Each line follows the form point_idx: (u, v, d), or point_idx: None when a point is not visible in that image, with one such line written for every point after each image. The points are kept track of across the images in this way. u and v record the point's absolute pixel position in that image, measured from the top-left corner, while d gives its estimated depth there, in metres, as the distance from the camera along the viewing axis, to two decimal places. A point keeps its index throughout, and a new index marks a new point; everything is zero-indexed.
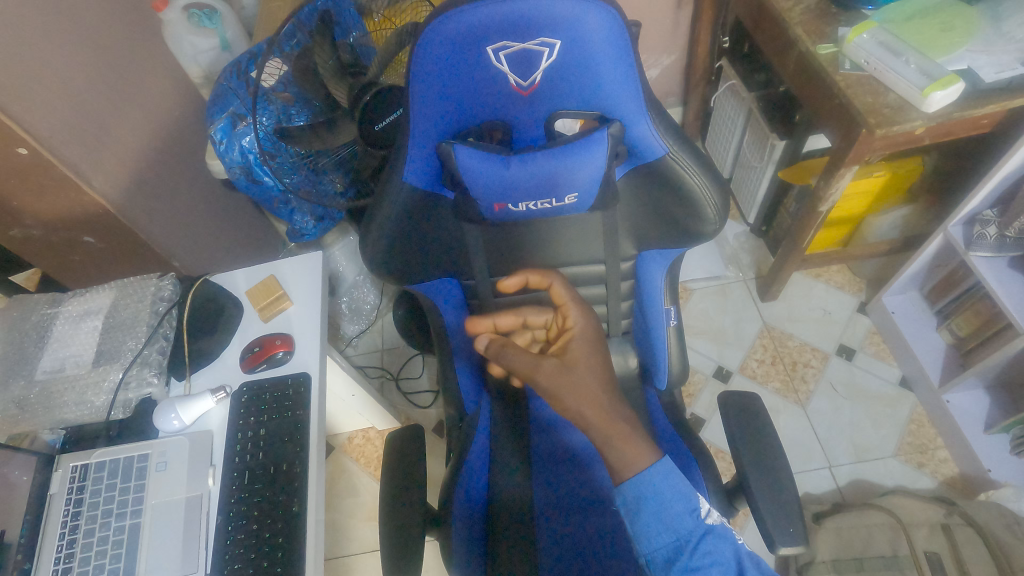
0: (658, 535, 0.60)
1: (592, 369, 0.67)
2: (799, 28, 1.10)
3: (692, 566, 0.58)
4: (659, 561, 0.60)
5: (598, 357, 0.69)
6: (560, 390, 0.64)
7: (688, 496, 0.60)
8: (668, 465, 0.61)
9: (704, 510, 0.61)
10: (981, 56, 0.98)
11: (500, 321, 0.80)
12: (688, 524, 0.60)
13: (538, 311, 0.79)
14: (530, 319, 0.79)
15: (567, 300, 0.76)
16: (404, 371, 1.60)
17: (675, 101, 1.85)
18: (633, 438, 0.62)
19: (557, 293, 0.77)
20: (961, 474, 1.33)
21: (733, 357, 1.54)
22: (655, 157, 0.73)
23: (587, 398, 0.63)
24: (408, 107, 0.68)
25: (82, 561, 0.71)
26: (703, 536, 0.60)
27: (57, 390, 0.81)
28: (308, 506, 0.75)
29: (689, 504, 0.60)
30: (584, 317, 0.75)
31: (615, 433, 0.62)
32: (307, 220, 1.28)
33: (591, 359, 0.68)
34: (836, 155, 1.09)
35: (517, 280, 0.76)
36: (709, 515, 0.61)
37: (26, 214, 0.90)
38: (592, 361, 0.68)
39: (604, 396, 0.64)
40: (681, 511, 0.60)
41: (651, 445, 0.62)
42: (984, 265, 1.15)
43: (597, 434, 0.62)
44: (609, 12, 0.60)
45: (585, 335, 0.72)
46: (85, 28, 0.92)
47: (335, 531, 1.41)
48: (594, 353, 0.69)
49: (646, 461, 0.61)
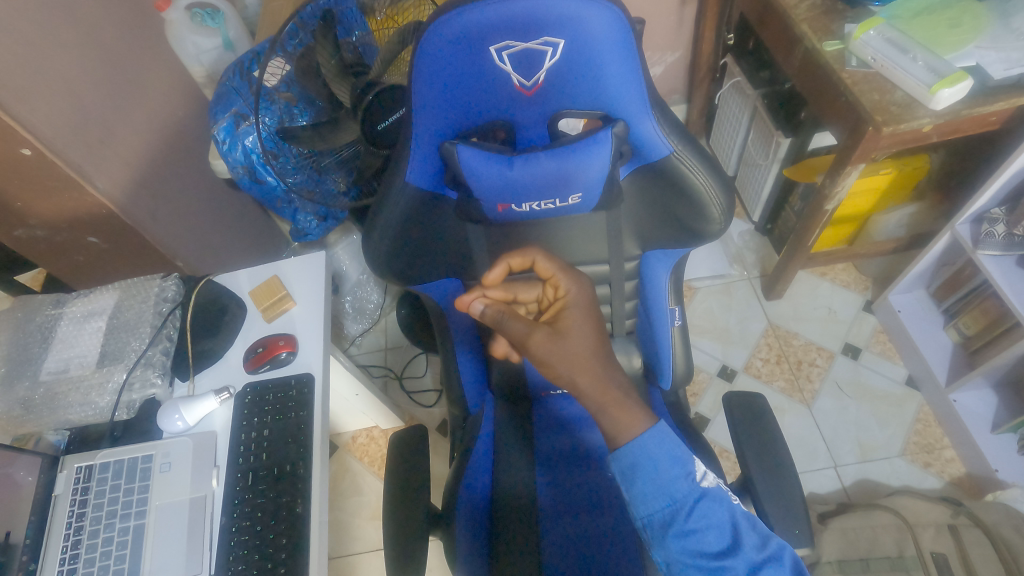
0: (653, 498, 0.61)
1: (584, 336, 0.66)
2: (804, 25, 1.09)
3: (687, 529, 0.60)
4: (654, 526, 0.61)
5: (592, 323, 0.69)
6: (551, 358, 0.64)
7: (682, 459, 0.62)
8: (663, 429, 0.63)
9: (699, 474, 0.63)
10: (990, 53, 0.96)
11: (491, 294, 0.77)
12: (683, 488, 0.61)
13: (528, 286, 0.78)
14: (519, 295, 0.79)
15: (555, 271, 0.74)
16: (407, 371, 1.59)
17: (679, 98, 1.84)
18: (628, 406, 0.64)
19: (543, 268, 0.74)
20: (969, 474, 1.32)
21: (738, 356, 1.54)
22: (660, 156, 0.72)
23: (581, 365, 0.63)
24: (411, 107, 0.68)
25: (87, 562, 0.71)
26: (697, 499, 0.61)
27: (61, 391, 0.81)
28: (314, 507, 0.74)
29: (683, 468, 0.62)
30: (575, 285, 0.73)
31: (610, 402, 0.64)
32: (311, 220, 1.28)
33: (584, 325, 0.68)
34: (842, 153, 1.08)
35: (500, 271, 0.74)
36: (704, 478, 0.62)
37: (31, 214, 0.91)
38: (585, 327, 0.68)
39: (596, 359, 0.65)
40: (675, 473, 0.62)
41: (645, 412, 0.64)
42: (991, 264, 1.14)
43: (593, 403, 0.64)
44: (613, 10, 0.59)
45: (579, 303, 0.71)
46: (88, 27, 0.92)
47: (340, 530, 1.41)
48: (587, 318, 0.69)
49: (640, 427, 0.63)
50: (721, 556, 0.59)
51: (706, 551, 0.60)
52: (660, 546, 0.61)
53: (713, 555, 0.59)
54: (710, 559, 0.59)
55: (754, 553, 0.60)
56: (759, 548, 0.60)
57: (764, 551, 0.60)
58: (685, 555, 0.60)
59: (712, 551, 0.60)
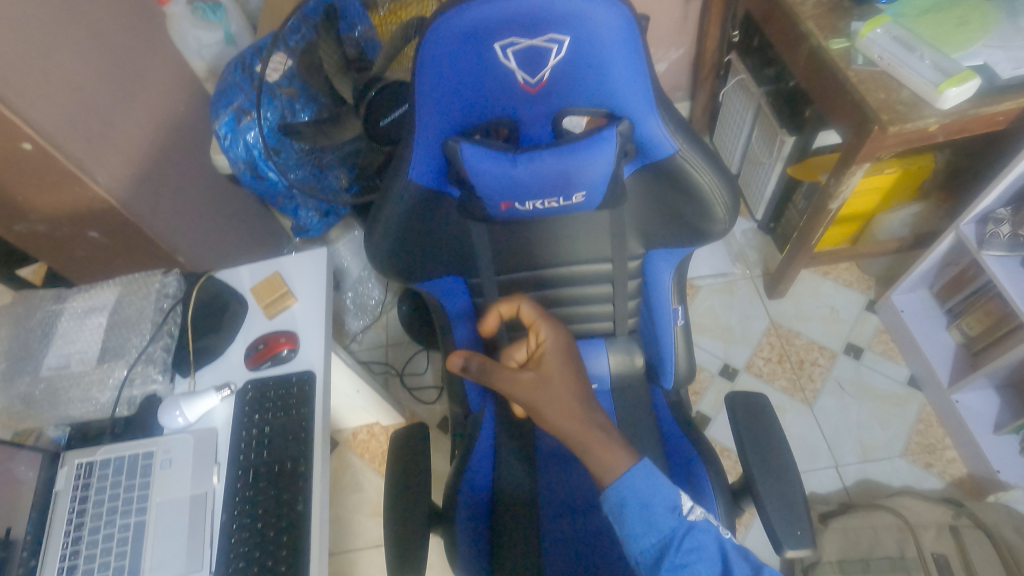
0: (644, 535, 0.60)
1: (567, 379, 0.68)
2: (810, 23, 1.08)
3: (678, 563, 0.58)
4: (647, 562, 0.60)
5: (572, 366, 0.70)
6: (537, 402, 0.66)
7: (668, 493, 0.61)
8: (646, 466, 0.62)
9: (686, 507, 0.61)
10: (998, 52, 0.95)
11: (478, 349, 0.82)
12: (671, 521, 0.60)
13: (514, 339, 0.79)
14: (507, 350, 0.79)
15: (537, 316, 0.76)
16: (408, 367, 1.59)
17: (682, 95, 1.83)
18: (609, 442, 0.64)
19: (526, 313, 0.76)
20: (970, 475, 1.31)
21: (740, 355, 1.53)
22: (665, 155, 0.72)
23: (564, 409, 0.65)
24: (413, 104, 0.67)
25: (87, 559, 0.71)
26: (686, 533, 0.60)
27: (62, 387, 0.81)
28: (314, 505, 0.74)
29: (669, 501, 0.61)
30: (555, 330, 0.74)
31: (592, 441, 0.64)
32: (312, 216, 1.28)
33: (565, 368, 0.69)
34: (847, 152, 1.07)
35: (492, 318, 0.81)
36: (691, 511, 0.61)
37: (32, 209, 0.91)
38: (567, 370, 0.69)
39: (579, 403, 0.66)
40: (662, 508, 0.60)
41: (626, 448, 0.64)
42: (995, 264, 1.13)
43: (576, 442, 0.64)
44: (619, 8, 0.59)
45: (558, 348, 0.71)
46: (89, 21, 0.91)
47: (340, 527, 1.41)
48: (568, 360, 0.70)
49: (623, 464, 0.62)
50: None
51: None
52: None
53: None
54: None
55: None
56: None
57: None
58: None
59: None
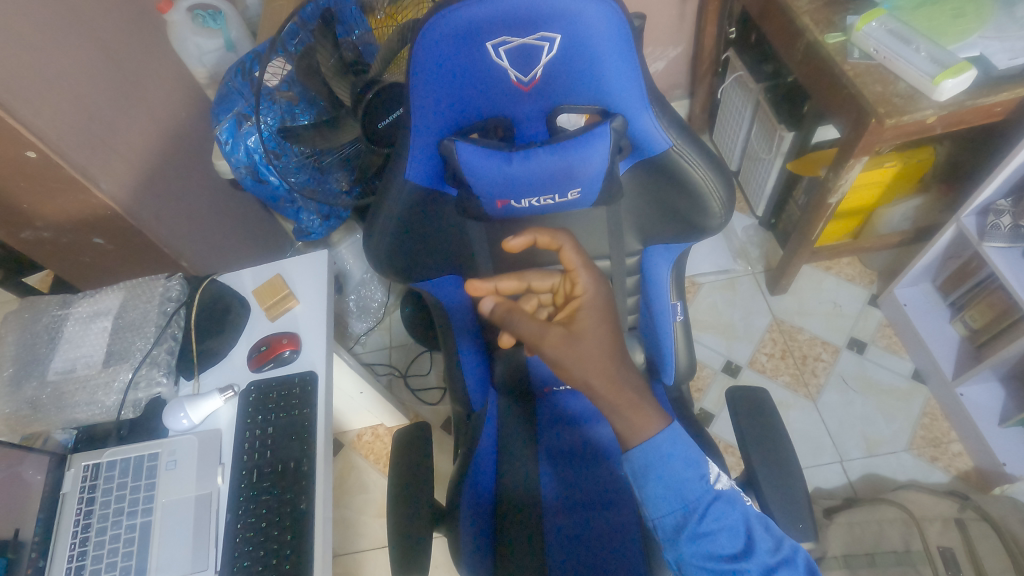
0: (667, 501, 0.61)
1: (599, 340, 0.62)
2: (806, 18, 1.09)
3: (701, 531, 0.60)
4: (666, 529, 0.61)
5: (609, 326, 0.64)
6: (566, 362, 0.60)
7: (696, 462, 0.62)
8: (677, 431, 0.63)
9: (712, 475, 0.62)
10: (994, 43, 0.95)
11: (502, 286, 0.72)
12: (697, 490, 0.61)
13: (543, 275, 0.73)
14: (533, 284, 0.73)
15: (578, 264, 0.68)
16: (412, 368, 1.60)
17: (681, 94, 1.83)
18: (631, 415, 0.62)
19: (568, 257, 0.67)
20: (976, 468, 1.31)
21: (742, 351, 1.53)
22: (659, 150, 0.72)
23: (596, 369, 0.60)
24: (408, 104, 0.68)
25: (95, 558, 0.72)
26: (711, 502, 0.61)
27: (68, 390, 0.82)
28: (316, 504, 0.75)
29: (698, 470, 0.62)
30: (594, 283, 0.67)
31: (625, 403, 0.62)
32: (314, 219, 1.29)
33: (600, 329, 0.63)
34: (846, 146, 1.07)
35: (524, 241, 0.65)
36: (717, 480, 0.62)
37: (37, 218, 0.93)
38: (601, 330, 0.63)
39: (612, 363, 0.61)
40: (688, 476, 0.61)
41: (658, 412, 0.63)
42: (997, 256, 1.12)
43: (606, 404, 0.62)
44: (609, 4, 0.59)
45: (595, 305, 0.65)
46: (91, 30, 0.93)
47: (346, 528, 1.42)
48: (604, 321, 0.64)
49: (654, 429, 0.62)
50: (736, 559, 0.59)
51: (720, 553, 0.59)
52: (673, 550, 0.61)
53: (726, 558, 0.59)
54: (724, 562, 0.59)
55: (769, 555, 0.60)
56: (774, 551, 0.60)
57: (779, 554, 0.60)
58: (699, 557, 0.60)
59: (727, 554, 0.59)
